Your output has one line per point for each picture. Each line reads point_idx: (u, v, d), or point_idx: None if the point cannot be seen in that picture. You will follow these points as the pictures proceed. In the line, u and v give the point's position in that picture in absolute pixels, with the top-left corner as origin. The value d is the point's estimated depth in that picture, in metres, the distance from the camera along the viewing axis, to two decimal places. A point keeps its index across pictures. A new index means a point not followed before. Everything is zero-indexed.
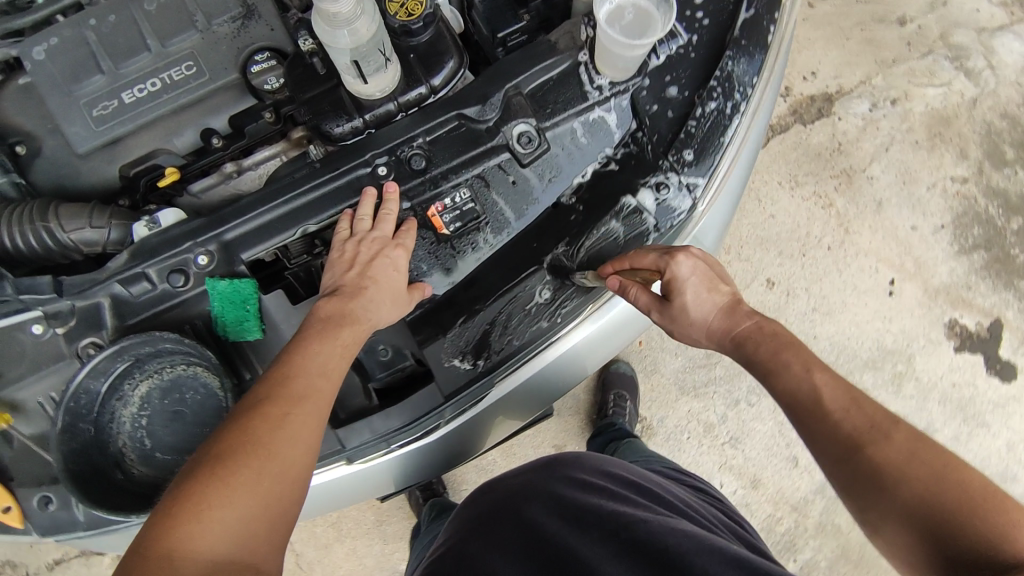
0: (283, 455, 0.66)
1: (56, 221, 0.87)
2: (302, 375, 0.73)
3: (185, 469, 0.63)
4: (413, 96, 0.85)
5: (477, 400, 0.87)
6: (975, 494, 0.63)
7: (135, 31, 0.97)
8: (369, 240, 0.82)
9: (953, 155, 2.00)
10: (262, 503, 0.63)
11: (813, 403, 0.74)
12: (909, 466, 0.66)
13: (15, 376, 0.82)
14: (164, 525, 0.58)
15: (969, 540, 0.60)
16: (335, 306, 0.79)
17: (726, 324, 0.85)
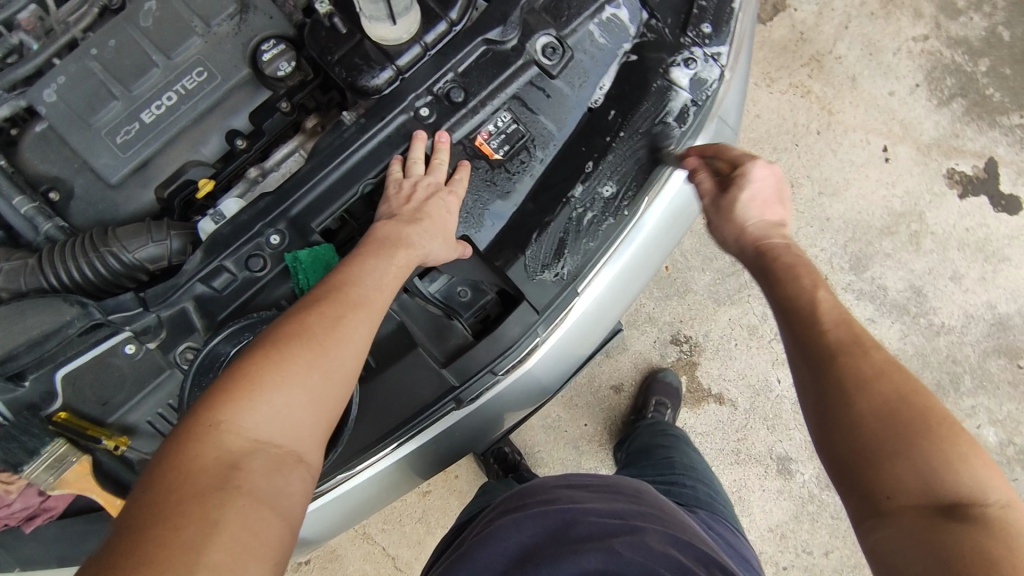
0: (333, 356, 0.67)
1: (118, 244, 0.87)
2: (358, 285, 0.73)
3: (247, 348, 0.66)
4: (436, 33, 0.87)
5: (566, 310, 0.90)
6: (932, 421, 0.63)
7: (139, 50, 0.98)
8: (425, 182, 0.84)
9: (909, 17, 2.08)
10: (313, 398, 0.65)
11: (810, 314, 0.71)
12: (872, 382, 0.65)
13: (121, 399, 0.82)
14: (216, 397, 0.61)
15: (908, 468, 0.61)
16: (391, 227, 0.79)
17: (758, 234, 0.80)
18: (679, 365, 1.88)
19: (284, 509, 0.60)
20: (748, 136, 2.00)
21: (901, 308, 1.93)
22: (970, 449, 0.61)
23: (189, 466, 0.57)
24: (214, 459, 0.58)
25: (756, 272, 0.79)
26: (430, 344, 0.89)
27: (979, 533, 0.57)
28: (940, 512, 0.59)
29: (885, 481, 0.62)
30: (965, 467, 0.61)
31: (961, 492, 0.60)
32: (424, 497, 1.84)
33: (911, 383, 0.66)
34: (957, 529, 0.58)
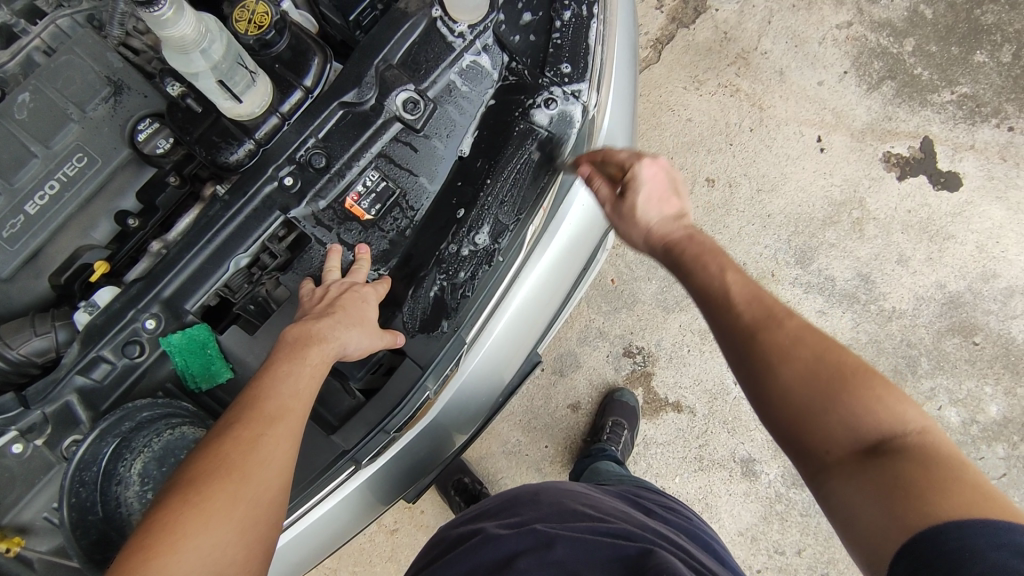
0: (258, 478, 0.70)
1: (1, 342, 0.87)
2: (272, 397, 0.75)
3: (160, 497, 0.67)
4: (292, 102, 0.88)
5: (455, 362, 0.88)
6: (848, 368, 0.71)
7: (16, 143, 0.99)
8: (337, 283, 0.85)
9: (831, 6, 2.08)
10: (240, 531, 0.67)
11: (720, 296, 0.78)
12: (793, 349, 0.72)
13: (12, 500, 0.82)
14: (137, 557, 0.62)
15: (838, 421, 0.69)
16: (300, 329, 0.81)
17: (663, 231, 0.85)
18: (634, 376, 1.88)
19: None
20: (681, 141, 2.00)
21: (851, 297, 1.92)
22: (885, 392, 0.69)
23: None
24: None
25: (668, 267, 0.84)
26: (324, 410, 0.92)
27: (904, 462, 0.65)
28: (871, 451, 0.68)
29: (821, 434, 0.70)
30: (886, 405, 0.68)
31: (887, 430, 0.68)
32: (391, 536, 1.83)
33: (826, 341, 0.73)
34: (886, 464, 0.66)
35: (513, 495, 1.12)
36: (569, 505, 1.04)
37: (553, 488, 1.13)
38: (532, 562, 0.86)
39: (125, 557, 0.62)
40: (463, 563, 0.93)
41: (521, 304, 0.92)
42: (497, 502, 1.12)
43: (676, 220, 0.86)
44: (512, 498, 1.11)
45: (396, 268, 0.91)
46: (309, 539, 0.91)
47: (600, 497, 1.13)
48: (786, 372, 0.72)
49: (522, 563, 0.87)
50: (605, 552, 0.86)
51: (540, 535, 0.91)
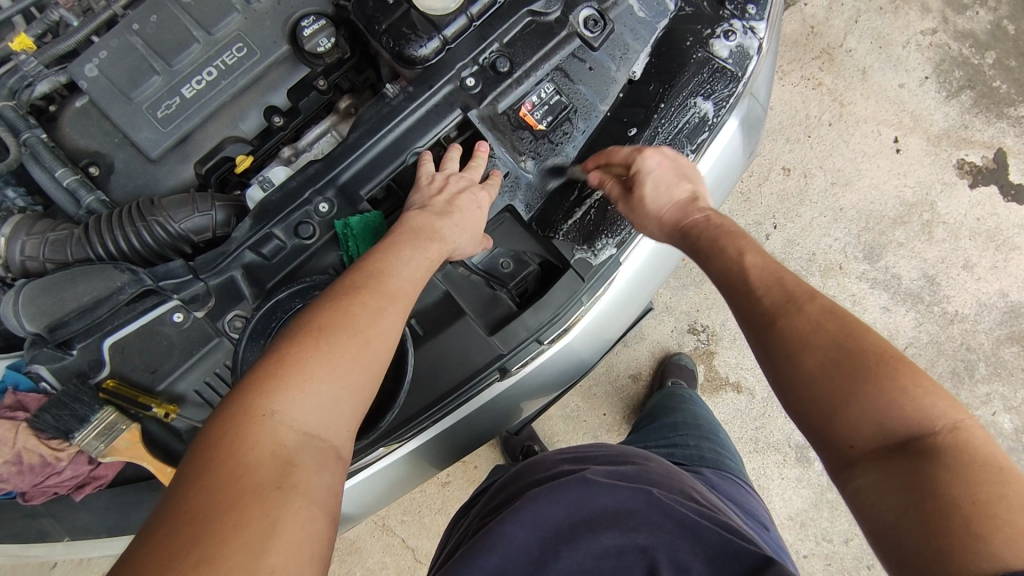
0: (377, 347, 0.67)
1: (164, 214, 0.87)
2: (394, 275, 0.73)
3: (288, 336, 0.64)
4: (482, 6, 0.88)
5: (609, 280, 0.91)
6: (876, 351, 0.61)
7: (179, 25, 0.98)
8: (455, 177, 0.84)
9: (917, 12, 2.09)
10: (355, 391, 0.64)
11: (740, 282, 0.71)
12: (813, 333, 0.64)
13: (169, 368, 0.82)
14: (268, 383, 0.60)
15: (861, 415, 0.59)
16: (424, 218, 0.79)
17: (676, 217, 0.83)
18: (697, 354, 1.87)
19: (334, 509, 0.57)
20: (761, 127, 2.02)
21: (915, 297, 1.94)
22: (915, 385, 0.58)
23: (247, 455, 0.55)
24: (272, 449, 0.56)
25: (686, 251, 0.81)
26: (477, 315, 0.88)
27: (940, 472, 0.54)
28: (900, 452, 0.57)
29: (842, 429, 0.60)
30: (912, 399, 0.58)
31: (914, 428, 0.57)
32: (443, 489, 1.81)
33: (851, 325, 0.63)
34: (917, 468, 0.55)
35: (619, 453, 1.00)
36: (671, 480, 0.92)
37: (667, 461, 1.01)
38: (643, 522, 0.74)
39: (256, 381, 0.60)
40: (567, 496, 0.78)
41: (655, 245, 0.97)
42: (598, 454, 0.99)
43: (684, 205, 0.84)
44: (615, 454, 1.00)
45: (561, 184, 0.91)
46: (440, 441, 0.93)
47: (693, 482, 1.00)
48: (806, 361, 0.63)
49: (631, 521, 0.74)
50: (710, 534, 0.73)
51: (657, 504, 0.77)
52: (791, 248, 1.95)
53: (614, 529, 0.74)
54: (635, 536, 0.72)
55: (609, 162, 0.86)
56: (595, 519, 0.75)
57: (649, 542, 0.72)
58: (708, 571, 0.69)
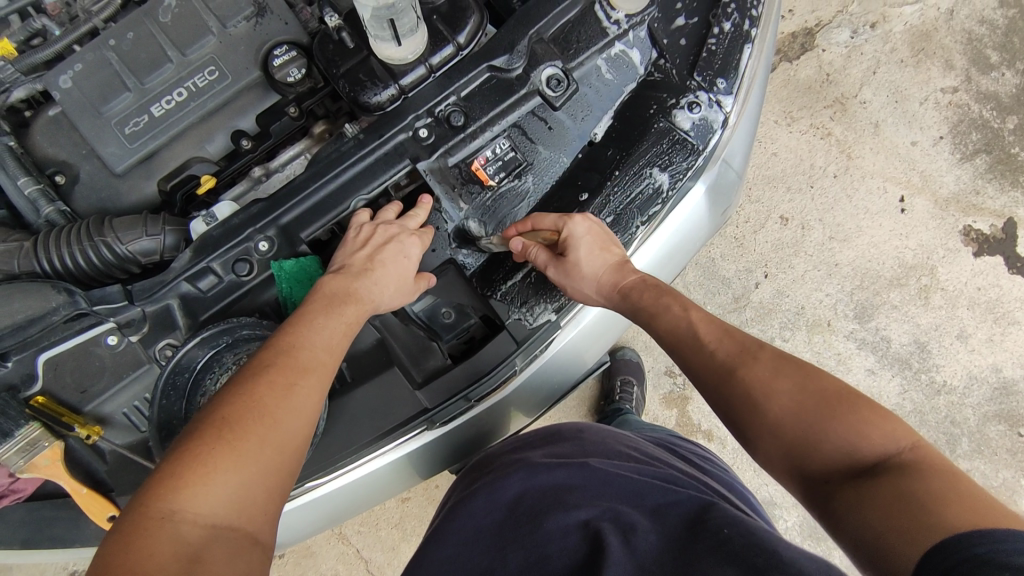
0: (286, 425, 0.65)
1: (113, 234, 0.88)
2: (306, 347, 0.72)
3: (190, 430, 0.62)
4: (442, 56, 0.87)
5: (546, 343, 0.91)
6: (833, 390, 0.67)
7: (155, 44, 1.00)
8: (383, 227, 0.83)
9: (939, 68, 2.01)
10: (267, 473, 0.62)
11: (685, 336, 0.79)
12: (772, 380, 0.70)
13: (99, 389, 0.83)
14: (166, 484, 0.57)
15: (831, 444, 0.64)
16: (337, 283, 0.79)
17: (613, 280, 0.86)
18: (671, 398, 1.79)
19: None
20: (762, 173, 1.99)
21: (903, 363, 1.89)
22: (872, 414, 0.63)
23: (144, 565, 0.53)
24: (172, 554, 0.54)
25: (628, 313, 0.86)
26: (408, 364, 0.87)
27: (912, 479, 0.57)
28: (868, 471, 0.60)
29: (816, 460, 0.64)
30: (870, 425, 0.63)
31: (880, 449, 0.61)
32: (402, 504, 1.81)
33: (808, 370, 0.70)
34: (886, 479, 0.58)
35: (553, 426, 1.04)
36: (610, 444, 0.99)
37: (601, 426, 1.07)
38: (584, 498, 0.80)
39: (153, 482, 0.58)
40: (507, 488, 0.86)
41: (600, 311, 0.96)
42: (539, 434, 1.02)
43: (617, 268, 0.86)
44: (549, 429, 1.03)
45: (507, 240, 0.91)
46: (365, 484, 0.94)
47: (638, 441, 1.07)
48: (774, 404, 0.69)
49: (573, 499, 0.80)
50: (649, 496, 0.80)
51: (592, 474, 0.85)
52: (780, 299, 1.91)
53: (558, 510, 0.78)
54: (577, 513, 0.77)
55: (536, 228, 0.85)
56: (541, 503, 0.81)
57: (594, 514, 0.76)
58: (652, 526, 0.74)
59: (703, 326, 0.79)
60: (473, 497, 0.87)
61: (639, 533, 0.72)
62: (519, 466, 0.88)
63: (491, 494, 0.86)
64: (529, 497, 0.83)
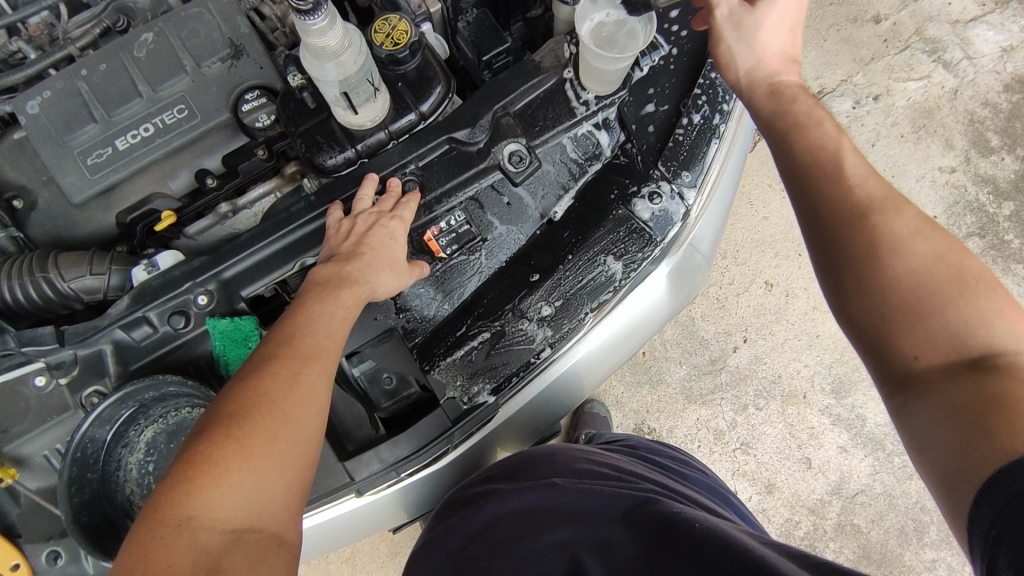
0: (298, 418, 0.65)
1: (56, 271, 0.87)
2: (309, 336, 0.72)
3: (197, 432, 0.62)
4: (403, 123, 0.88)
5: (483, 423, 0.88)
6: (970, 270, 0.61)
7: (126, 77, 0.99)
8: (365, 215, 0.82)
9: (939, 146, 1.77)
10: (280, 468, 0.62)
11: (819, 166, 0.69)
12: (908, 235, 0.63)
13: (19, 431, 0.81)
14: (179, 488, 0.58)
15: (939, 326, 0.60)
16: (330, 268, 0.78)
17: (772, 74, 0.79)
18: None
19: None
20: (752, 237, 1.72)
21: (876, 443, 1.60)
22: (1006, 305, 0.60)
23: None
24: (193, 559, 0.55)
25: (765, 121, 0.77)
26: (338, 434, 0.86)
27: (1007, 382, 0.55)
28: (966, 368, 0.58)
29: (914, 329, 0.61)
30: (999, 314, 0.59)
31: (994, 339, 0.58)
32: None
33: (951, 250, 0.63)
34: (985, 380, 0.56)
35: (526, 452, 0.97)
36: (581, 463, 0.92)
37: (570, 448, 0.99)
38: (556, 518, 0.79)
39: (166, 489, 0.58)
40: (483, 515, 0.83)
41: (549, 392, 0.92)
42: (508, 462, 0.94)
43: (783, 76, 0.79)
44: (519, 458, 0.96)
45: (454, 313, 0.89)
46: None
47: (610, 456, 1.00)
48: (899, 261, 0.62)
49: (545, 519, 0.79)
50: (621, 503, 0.77)
51: (561, 494, 0.82)
52: (758, 365, 1.65)
53: (529, 535, 0.78)
54: (553, 535, 0.76)
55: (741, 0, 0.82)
56: (516, 529, 0.80)
57: (569, 535, 0.76)
58: (627, 535, 0.72)
59: (847, 153, 0.70)
60: (450, 533, 0.85)
61: (613, 548, 0.72)
62: (497, 495, 0.85)
63: (474, 522, 0.83)
64: (507, 525, 0.81)
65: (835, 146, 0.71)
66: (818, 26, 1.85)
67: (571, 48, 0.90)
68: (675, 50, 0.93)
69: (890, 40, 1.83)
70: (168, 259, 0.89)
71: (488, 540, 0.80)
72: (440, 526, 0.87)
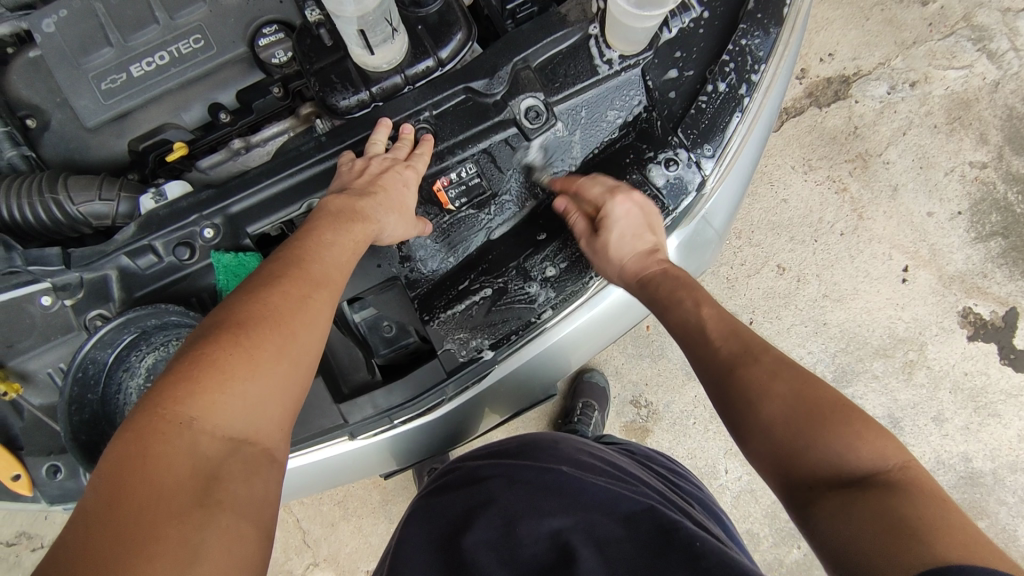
0: (302, 341, 0.66)
1: (65, 194, 0.88)
2: (317, 261, 0.72)
3: (203, 335, 0.62)
4: (420, 69, 0.86)
5: (478, 377, 0.88)
6: (830, 402, 0.66)
7: (143, 2, 0.97)
8: (380, 158, 0.82)
9: (973, 140, 1.71)
10: (282, 387, 0.64)
11: (699, 333, 0.80)
12: (772, 382, 0.70)
13: (26, 346, 0.83)
14: (184, 388, 0.58)
15: (822, 452, 0.64)
16: (343, 201, 0.78)
17: (635, 269, 0.88)
18: (631, 428, 1.62)
19: (264, 519, 0.58)
20: (768, 218, 1.69)
21: None
22: (867, 431, 0.63)
23: (162, 475, 0.54)
24: (190, 462, 0.56)
25: (644, 301, 0.87)
26: (335, 373, 0.86)
27: (897, 498, 0.58)
28: (854, 487, 0.61)
29: (804, 470, 0.64)
30: (865, 441, 0.63)
31: (869, 467, 0.62)
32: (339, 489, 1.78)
33: (808, 378, 0.70)
34: (875, 497, 0.59)
35: (528, 437, 0.99)
36: (583, 458, 0.94)
37: (574, 441, 1.00)
38: (558, 505, 0.80)
39: (170, 387, 0.58)
40: (487, 492, 0.85)
41: (549, 356, 0.92)
42: (516, 442, 0.97)
43: (643, 257, 0.88)
44: (523, 440, 0.99)
45: (456, 267, 0.89)
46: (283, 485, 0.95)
47: (608, 454, 1.02)
48: (768, 404, 0.69)
49: (548, 504, 0.81)
50: (623, 505, 0.80)
51: (569, 483, 0.84)
52: None
53: (530, 516, 0.79)
54: (552, 521, 0.77)
55: (580, 195, 0.87)
56: (517, 506, 0.81)
57: (568, 522, 0.77)
58: (626, 534, 0.75)
59: (711, 323, 0.80)
60: (439, 514, 0.85)
61: (614, 544, 0.74)
62: (501, 474, 0.87)
63: (478, 491, 0.85)
64: (510, 500, 0.82)
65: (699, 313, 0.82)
66: (861, 4, 1.78)
67: (599, 4, 0.87)
68: (706, 13, 0.89)
69: (935, 24, 1.76)
70: (174, 190, 0.88)
71: (490, 510, 0.81)
72: (438, 502, 0.88)
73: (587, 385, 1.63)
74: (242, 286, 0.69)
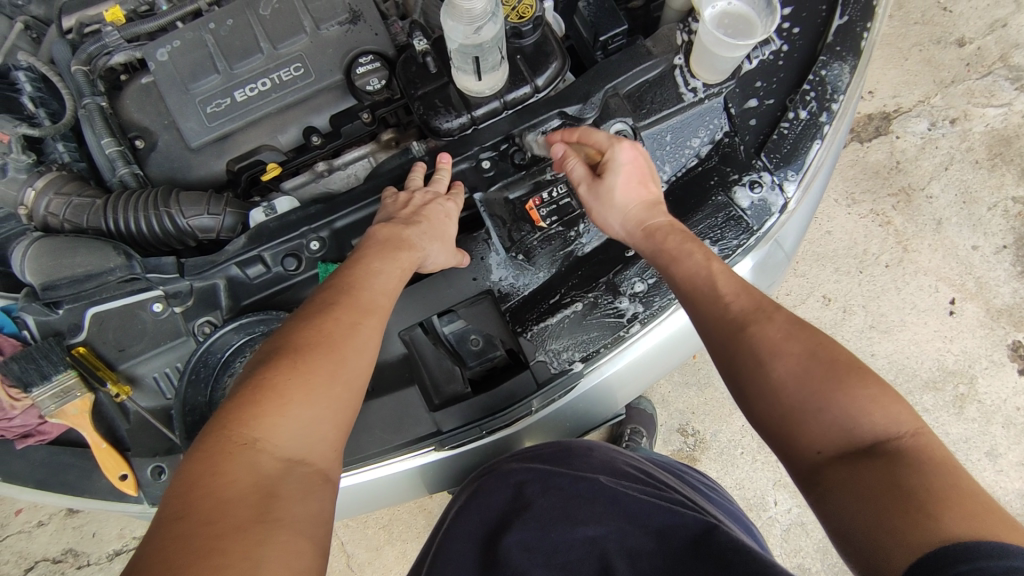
0: (354, 364, 0.69)
1: (177, 207, 0.93)
2: (367, 289, 0.75)
3: (263, 361, 0.66)
4: (518, 95, 0.93)
5: (566, 391, 0.90)
6: (842, 364, 0.64)
7: (250, 34, 1.04)
8: (421, 192, 0.87)
9: (1015, 176, 1.73)
10: (335, 409, 0.66)
11: (708, 286, 0.76)
12: (783, 342, 0.67)
13: (137, 350, 0.87)
14: (247, 411, 0.61)
15: (827, 418, 0.62)
16: (389, 231, 0.82)
17: (639, 217, 0.85)
18: (679, 457, 1.61)
19: (320, 536, 0.59)
20: (812, 250, 1.71)
21: None
22: (878, 394, 0.62)
23: (226, 491, 0.56)
24: (252, 479, 0.58)
25: (649, 252, 0.83)
26: (429, 385, 0.88)
27: (907, 468, 0.57)
28: (861, 455, 0.60)
29: (808, 435, 0.63)
30: (878, 406, 0.61)
31: (880, 431, 0.61)
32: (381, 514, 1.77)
33: (819, 339, 0.67)
34: (889, 467, 0.58)
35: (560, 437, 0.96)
36: (620, 464, 0.93)
37: (607, 449, 0.96)
38: (590, 514, 0.79)
39: (235, 410, 0.61)
40: (520, 494, 0.83)
41: (630, 368, 0.94)
42: (547, 447, 0.91)
43: (649, 206, 0.85)
44: (555, 443, 0.93)
45: (543, 283, 0.92)
46: (362, 496, 0.95)
47: (645, 463, 1.00)
48: (777, 365, 0.66)
49: (580, 513, 0.79)
50: (654, 518, 0.77)
51: (601, 488, 0.83)
52: None
53: (563, 525, 0.78)
54: (585, 530, 0.76)
55: (583, 141, 0.87)
56: (550, 515, 0.79)
57: (600, 533, 0.76)
58: (656, 547, 0.73)
59: (721, 277, 0.76)
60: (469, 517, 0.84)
61: (646, 557, 0.72)
62: (535, 477, 0.85)
63: (510, 498, 0.84)
64: (544, 509, 0.81)
65: (709, 270, 0.77)
66: (900, 45, 1.84)
67: (684, 36, 0.93)
68: (785, 47, 0.94)
69: (973, 65, 1.81)
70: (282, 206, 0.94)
71: (525, 518, 0.80)
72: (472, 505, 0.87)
73: (633, 412, 1.63)
74: (297, 312, 0.72)
